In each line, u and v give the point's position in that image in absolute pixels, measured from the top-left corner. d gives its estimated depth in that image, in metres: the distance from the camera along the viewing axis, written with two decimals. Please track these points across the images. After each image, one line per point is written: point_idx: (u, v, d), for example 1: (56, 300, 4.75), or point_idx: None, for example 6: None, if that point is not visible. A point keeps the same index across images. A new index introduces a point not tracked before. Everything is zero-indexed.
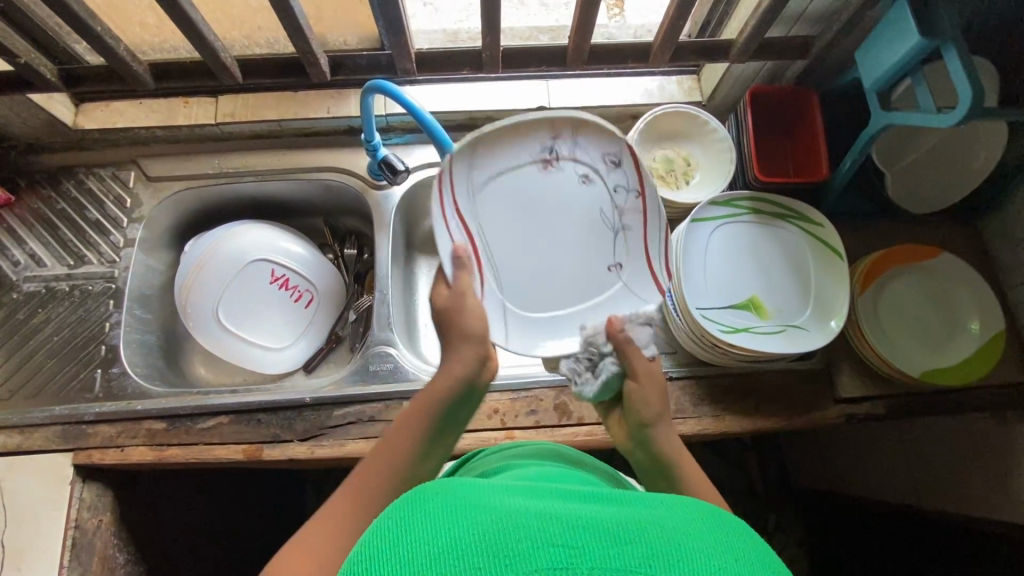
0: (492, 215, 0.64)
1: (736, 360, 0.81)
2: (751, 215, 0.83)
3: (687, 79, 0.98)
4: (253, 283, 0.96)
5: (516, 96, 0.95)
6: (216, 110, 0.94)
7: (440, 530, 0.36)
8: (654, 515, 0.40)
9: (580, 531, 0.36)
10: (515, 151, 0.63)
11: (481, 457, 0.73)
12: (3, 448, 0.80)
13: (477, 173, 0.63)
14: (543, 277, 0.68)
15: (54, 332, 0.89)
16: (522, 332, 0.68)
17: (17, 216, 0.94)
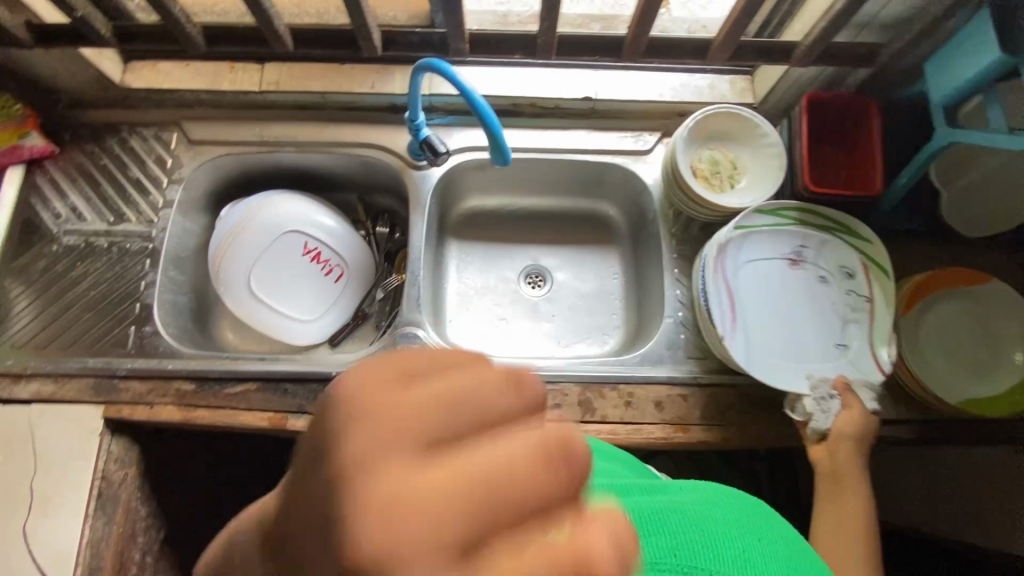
0: (747, 286, 0.81)
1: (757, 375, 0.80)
2: (795, 226, 0.82)
3: (741, 80, 0.95)
4: (281, 261, 0.97)
5: (563, 84, 0.94)
6: (262, 78, 0.94)
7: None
8: (682, 505, 0.48)
9: (617, 530, 0.44)
10: (774, 252, 0.83)
11: None
12: (38, 395, 0.83)
13: (746, 255, 0.82)
14: (779, 336, 0.80)
15: (91, 287, 0.90)
16: (760, 366, 0.77)
17: (61, 169, 0.95)
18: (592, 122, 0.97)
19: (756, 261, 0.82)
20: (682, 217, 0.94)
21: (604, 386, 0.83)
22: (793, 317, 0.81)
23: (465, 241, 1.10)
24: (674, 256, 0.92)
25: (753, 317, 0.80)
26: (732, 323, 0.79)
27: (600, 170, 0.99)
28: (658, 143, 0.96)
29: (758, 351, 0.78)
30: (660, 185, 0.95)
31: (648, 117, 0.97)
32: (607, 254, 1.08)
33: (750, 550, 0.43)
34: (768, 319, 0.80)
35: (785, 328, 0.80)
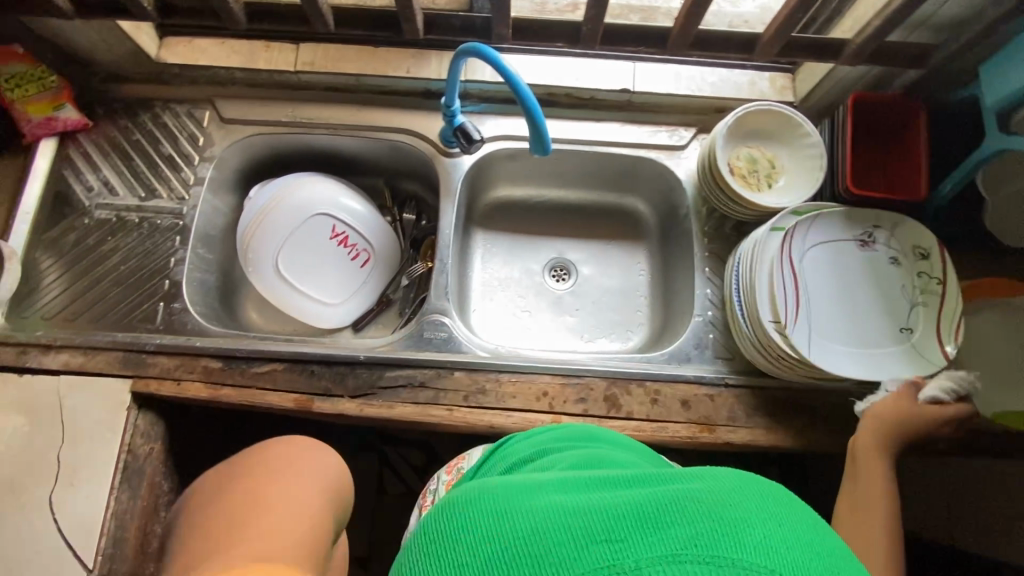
0: (814, 274, 0.81)
1: (800, 377, 0.79)
2: (836, 217, 0.81)
3: (781, 77, 0.93)
4: (320, 236, 0.97)
5: (599, 75, 0.93)
6: (297, 58, 0.93)
7: (493, 544, 0.38)
8: (695, 491, 0.37)
9: (624, 523, 0.35)
10: (844, 235, 0.81)
11: (522, 439, 0.72)
12: (67, 366, 0.83)
13: (813, 239, 0.80)
14: (844, 321, 0.80)
15: (121, 261, 0.90)
16: (824, 355, 0.78)
17: (94, 143, 0.95)
18: (627, 115, 0.96)
19: (826, 245, 0.81)
20: (715, 215, 0.93)
21: (631, 383, 0.82)
22: (857, 301, 0.81)
23: (491, 231, 1.09)
24: (705, 254, 0.91)
25: (820, 303, 0.80)
26: (796, 312, 0.78)
27: (632, 164, 0.98)
28: (693, 139, 0.95)
29: (822, 339, 0.79)
30: (694, 181, 0.94)
31: (685, 112, 0.95)
32: (634, 250, 1.07)
33: (774, 536, 0.34)
34: (835, 304, 0.80)
35: (851, 312, 0.80)
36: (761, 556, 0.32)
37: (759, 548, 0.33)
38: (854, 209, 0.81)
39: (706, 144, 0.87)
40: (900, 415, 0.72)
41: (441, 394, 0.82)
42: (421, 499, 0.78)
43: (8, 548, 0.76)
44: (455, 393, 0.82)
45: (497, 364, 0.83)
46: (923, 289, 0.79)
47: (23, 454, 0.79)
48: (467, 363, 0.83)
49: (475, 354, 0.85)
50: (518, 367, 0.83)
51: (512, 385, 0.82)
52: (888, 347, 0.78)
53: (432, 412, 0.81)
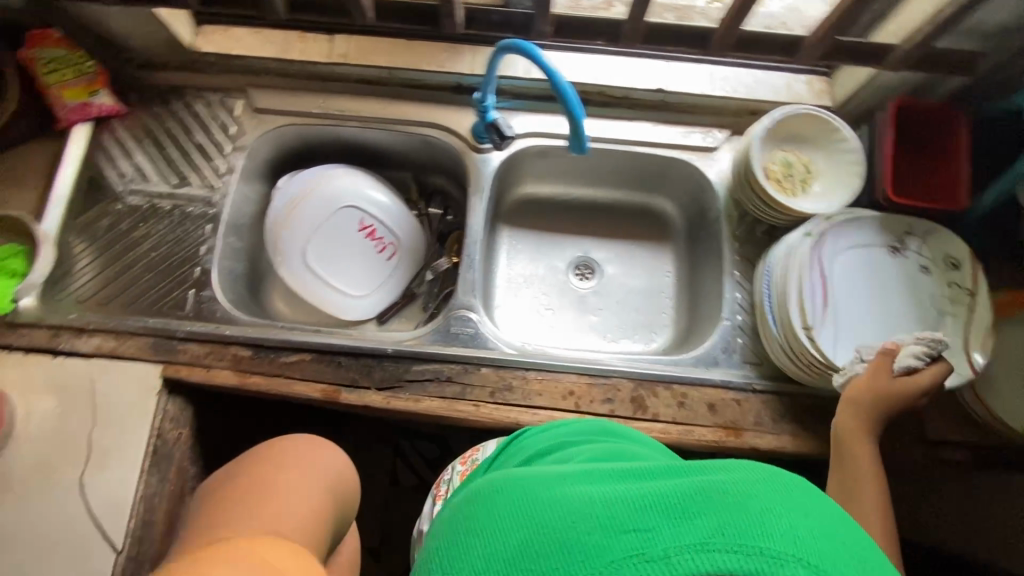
0: (842, 276, 0.80)
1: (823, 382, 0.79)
2: (865, 219, 0.80)
3: (818, 81, 0.92)
4: (347, 227, 0.97)
5: (633, 74, 0.92)
6: (331, 49, 0.93)
7: (522, 534, 0.38)
8: (718, 481, 0.37)
9: (650, 513, 0.35)
10: (875, 240, 0.80)
11: (537, 432, 0.71)
12: (99, 350, 0.84)
13: (844, 242, 0.80)
14: (869, 326, 0.79)
15: (153, 248, 0.91)
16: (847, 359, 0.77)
17: (127, 129, 0.96)
18: (660, 115, 0.95)
19: (856, 248, 0.81)
20: (747, 219, 0.92)
21: (657, 385, 0.82)
22: (884, 307, 0.79)
23: (516, 228, 1.09)
24: (735, 257, 0.91)
25: (846, 306, 0.79)
26: (822, 315, 0.78)
27: (663, 164, 0.97)
28: (726, 141, 0.94)
29: (846, 341, 0.78)
30: (726, 184, 0.93)
31: (718, 113, 0.95)
32: (660, 251, 1.07)
33: (801, 527, 0.33)
34: (860, 308, 0.79)
35: (877, 317, 0.79)
36: (788, 544, 0.32)
37: (786, 538, 0.32)
38: (887, 215, 0.80)
39: (743, 146, 0.87)
40: (880, 390, 0.70)
41: (468, 390, 0.82)
42: (436, 489, 0.78)
43: (39, 528, 0.77)
44: (481, 389, 0.82)
45: (524, 362, 0.83)
46: (953, 298, 0.78)
47: (56, 435, 0.81)
48: (494, 360, 0.83)
49: (502, 351, 0.85)
50: (545, 365, 0.83)
51: (539, 384, 0.82)
52: None
53: (458, 407, 0.81)
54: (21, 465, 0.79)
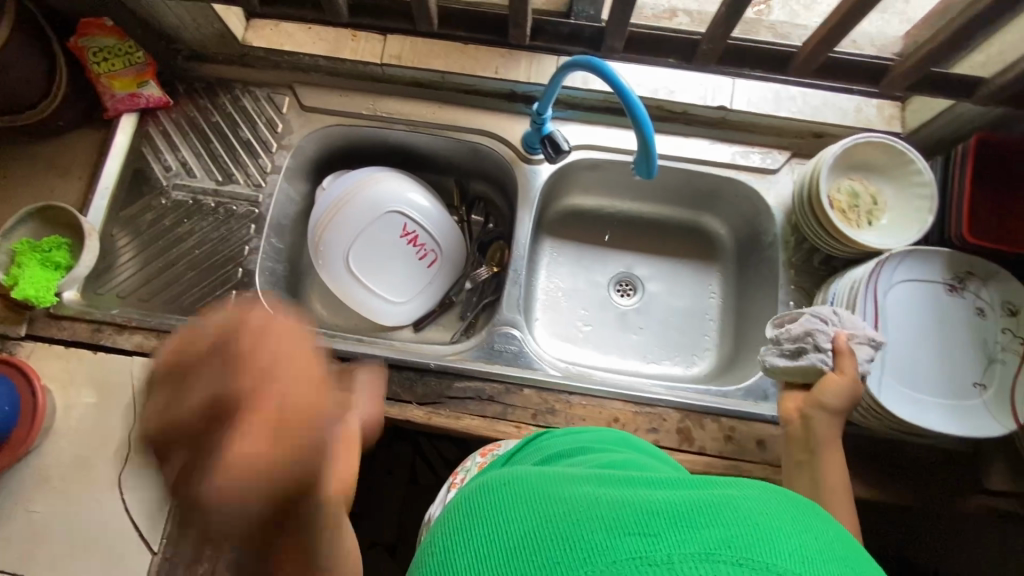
0: (896, 312, 0.76)
1: (869, 420, 0.76)
2: (930, 255, 0.76)
3: (889, 105, 0.88)
4: (388, 233, 0.96)
5: (695, 90, 0.89)
6: (383, 50, 0.90)
7: (522, 527, 0.35)
8: (728, 495, 0.34)
9: (653, 517, 0.31)
10: (933, 276, 0.76)
11: (553, 435, 0.67)
12: (139, 348, 0.83)
13: (901, 275, 0.76)
14: (916, 367, 0.75)
15: (196, 246, 0.90)
16: (892, 399, 0.73)
17: (173, 121, 0.94)
18: (719, 133, 0.92)
19: (912, 283, 0.76)
20: (804, 246, 0.89)
21: (705, 417, 0.80)
22: (938, 348, 0.75)
23: (558, 239, 1.06)
24: (790, 286, 0.88)
25: (896, 344, 0.75)
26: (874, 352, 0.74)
27: (718, 184, 0.94)
28: (786, 164, 0.91)
29: (893, 379, 0.74)
30: (784, 209, 0.90)
31: (781, 134, 0.91)
32: (706, 271, 1.03)
33: (811, 548, 0.30)
34: (912, 347, 0.75)
35: (927, 359, 0.75)
36: (797, 565, 0.29)
37: (798, 561, 0.29)
38: (955, 254, 0.76)
39: (808, 171, 0.83)
40: (846, 389, 0.68)
41: (509, 410, 0.80)
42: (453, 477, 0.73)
43: (77, 523, 0.77)
44: (524, 410, 0.80)
45: (568, 385, 0.81)
46: (1004, 347, 0.74)
47: (95, 431, 0.80)
48: (537, 382, 0.81)
49: (546, 372, 0.83)
50: (591, 390, 0.81)
51: (583, 408, 0.80)
52: (960, 401, 0.73)
53: (500, 428, 0.79)
54: (62, 459, 0.79)
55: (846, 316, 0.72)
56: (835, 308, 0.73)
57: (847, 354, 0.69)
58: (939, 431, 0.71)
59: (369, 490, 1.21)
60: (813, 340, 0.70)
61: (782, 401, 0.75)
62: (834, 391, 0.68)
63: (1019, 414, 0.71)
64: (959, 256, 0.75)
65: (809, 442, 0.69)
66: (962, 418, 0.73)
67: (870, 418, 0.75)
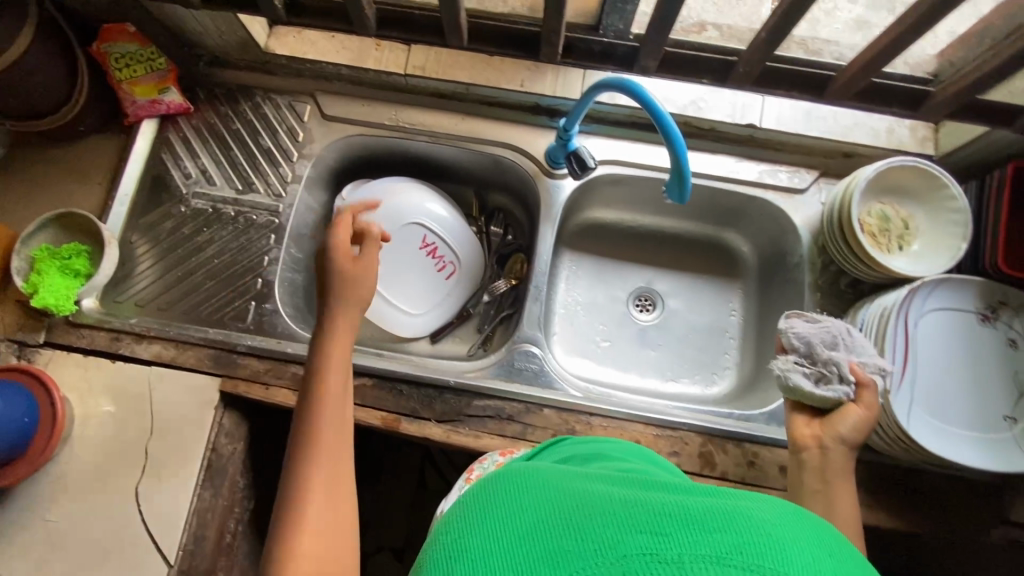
0: (928, 341, 0.74)
1: (897, 451, 0.74)
2: (961, 283, 0.74)
3: (922, 127, 0.87)
4: (408, 244, 0.95)
5: (724, 107, 0.87)
6: (408, 60, 0.89)
7: (533, 514, 0.35)
8: (741, 506, 0.34)
9: (666, 516, 0.32)
10: (965, 305, 0.75)
11: (570, 442, 0.66)
12: (158, 358, 0.83)
13: (933, 303, 0.74)
14: (947, 397, 0.73)
15: (215, 255, 0.89)
16: (922, 431, 0.72)
17: (193, 127, 0.93)
18: (747, 150, 0.90)
19: (944, 311, 0.75)
20: (831, 268, 0.87)
21: (727, 441, 0.79)
22: (967, 378, 0.74)
23: (578, 252, 1.05)
24: (815, 309, 0.87)
25: (927, 374, 0.74)
26: (903, 382, 0.73)
27: (744, 202, 0.92)
28: (814, 183, 0.89)
29: (922, 410, 0.73)
30: (810, 229, 0.88)
31: (810, 154, 0.89)
32: (727, 288, 1.02)
33: (820, 562, 0.31)
34: (943, 377, 0.74)
35: (958, 390, 0.74)
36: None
37: (798, 562, 0.30)
38: (987, 283, 0.75)
39: (838, 193, 0.82)
40: (862, 421, 0.67)
41: (529, 430, 0.79)
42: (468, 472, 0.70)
43: (93, 533, 0.77)
44: (544, 430, 0.79)
45: (589, 406, 0.80)
46: None
47: (112, 441, 0.80)
48: (558, 402, 0.80)
49: (566, 392, 0.82)
50: (612, 411, 0.80)
51: (603, 430, 0.79)
52: (990, 434, 0.72)
53: (519, 448, 0.78)
54: (79, 468, 0.79)
55: (859, 342, 0.71)
56: (846, 328, 0.72)
57: (868, 386, 0.68)
58: (969, 465, 0.70)
59: (379, 497, 1.20)
60: (837, 369, 0.68)
61: (791, 424, 0.71)
62: (854, 423, 0.67)
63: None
64: (993, 286, 0.74)
65: (825, 472, 0.66)
66: (992, 451, 0.71)
67: (898, 449, 0.73)
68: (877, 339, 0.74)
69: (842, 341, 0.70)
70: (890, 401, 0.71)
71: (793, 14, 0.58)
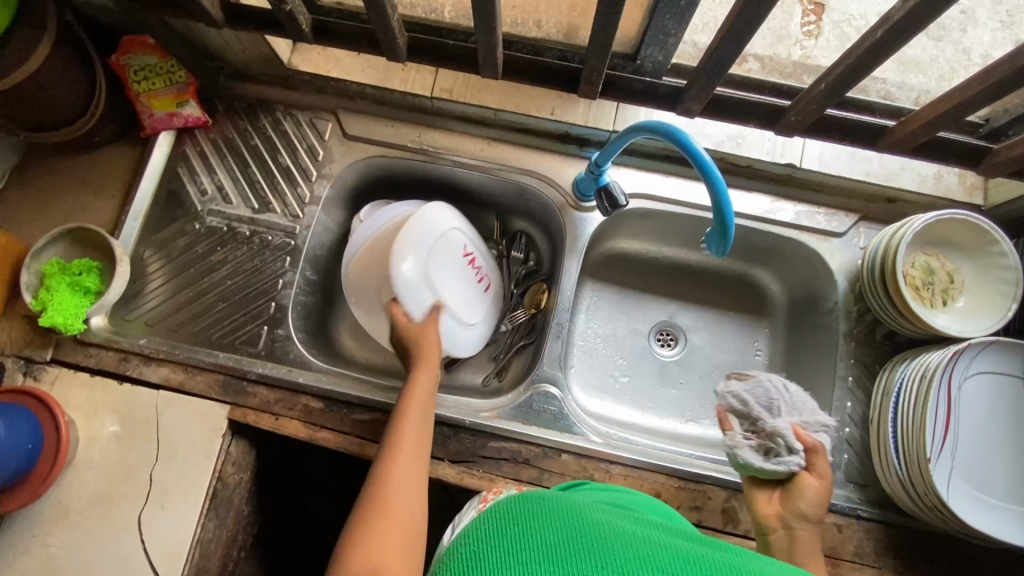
0: (971, 405, 0.70)
1: (932, 521, 0.70)
2: (1011, 347, 0.70)
3: (971, 174, 0.83)
4: (453, 257, 0.86)
5: (763, 144, 0.84)
6: (435, 82, 0.86)
7: (553, 529, 0.39)
8: (754, 564, 0.39)
9: (688, 564, 0.37)
10: (1012, 369, 0.71)
11: (591, 490, 0.64)
12: (167, 381, 0.81)
13: (978, 366, 0.70)
14: (987, 465, 0.70)
15: (228, 276, 0.87)
16: (961, 501, 0.68)
17: (210, 142, 0.91)
18: (784, 190, 0.86)
19: (990, 375, 0.71)
20: (867, 318, 0.84)
21: None
22: (1008, 446, 0.71)
23: (599, 282, 1.01)
24: (849, 359, 0.83)
25: (967, 441, 0.70)
26: (943, 448, 0.69)
27: (776, 243, 0.88)
28: (853, 228, 0.85)
29: (962, 478, 0.69)
30: (846, 275, 0.85)
31: (850, 196, 0.85)
32: (754, 327, 0.98)
33: None
34: (982, 445, 0.70)
35: (999, 458, 0.70)
36: None
37: None
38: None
39: (882, 242, 0.78)
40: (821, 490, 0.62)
41: (546, 475, 0.76)
42: (483, 497, 0.67)
43: (95, 561, 0.75)
44: (561, 477, 0.76)
45: (609, 454, 0.77)
46: None
47: (117, 466, 0.78)
48: (577, 447, 0.77)
49: (586, 437, 0.78)
50: (632, 460, 0.76)
51: (623, 479, 0.76)
52: None
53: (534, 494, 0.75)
54: (83, 494, 0.77)
55: (796, 397, 0.66)
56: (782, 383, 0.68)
57: (817, 450, 0.64)
58: (1010, 541, 0.66)
59: None
60: (782, 439, 0.63)
61: (751, 501, 0.66)
62: (813, 496, 0.62)
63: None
64: None
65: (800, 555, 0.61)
66: None
67: (933, 518, 0.69)
68: (919, 402, 0.70)
69: (780, 402, 0.66)
70: (930, 469, 0.67)
71: (863, 66, 0.54)
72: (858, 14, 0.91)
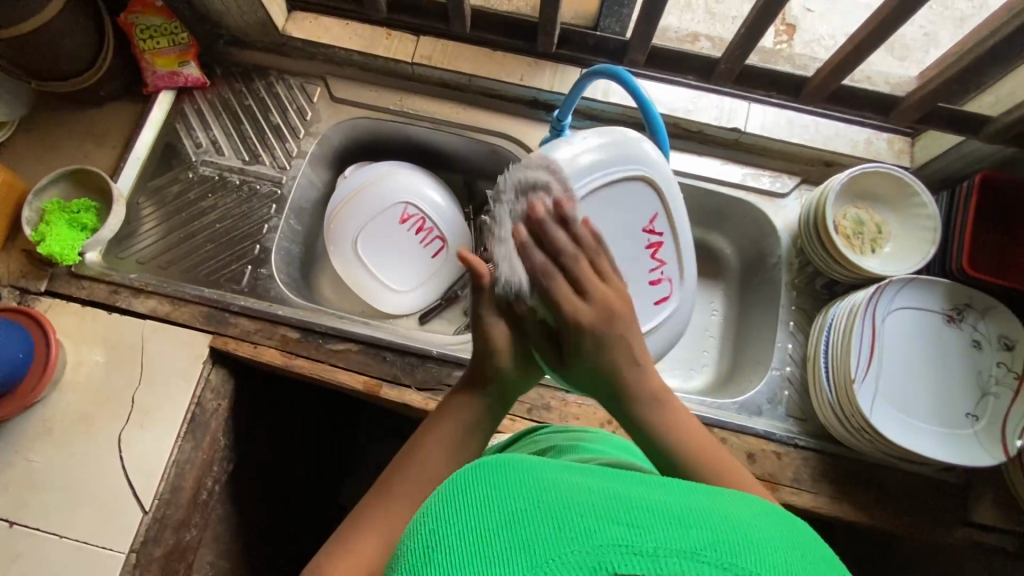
0: (892, 337, 0.77)
1: (864, 446, 0.76)
2: (929, 284, 0.77)
3: (900, 141, 0.91)
4: (635, 218, 0.70)
5: (711, 111, 0.91)
6: (415, 50, 0.95)
7: (490, 497, 0.31)
8: (725, 506, 0.32)
9: (654, 516, 0.29)
10: (932, 305, 0.78)
11: (549, 435, 0.70)
12: (153, 312, 0.86)
13: (899, 301, 0.77)
14: (907, 392, 0.76)
15: (217, 220, 0.93)
16: (884, 423, 0.74)
17: (207, 101, 0.99)
18: (731, 153, 0.94)
19: (910, 310, 0.78)
20: (808, 270, 0.90)
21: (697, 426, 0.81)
22: (927, 375, 0.77)
23: None
24: (790, 307, 0.89)
25: (889, 370, 0.76)
26: (867, 376, 0.75)
27: (726, 203, 0.96)
28: (795, 189, 0.93)
29: (884, 402, 0.75)
30: (788, 231, 0.92)
31: (792, 160, 0.93)
32: (710, 288, 1.04)
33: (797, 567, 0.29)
34: (902, 375, 0.76)
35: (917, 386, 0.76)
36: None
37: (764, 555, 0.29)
38: (953, 285, 0.78)
39: (815, 197, 0.85)
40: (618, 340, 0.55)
41: None
42: None
43: (75, 476, 0.78)
44: (520, 404, 0.81)
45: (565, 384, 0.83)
46: (992, 381, 0.76)
47: (101, 388, 0.82)
48: None
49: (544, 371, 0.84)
50: None
51: (577, 407, 0.81)
52: (952, 430, 0.74)
53: None
54: (67, 412, 0.81)
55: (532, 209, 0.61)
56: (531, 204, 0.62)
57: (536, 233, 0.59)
58: (929, 457, 0.71)
59: (356, 480, 1.21)
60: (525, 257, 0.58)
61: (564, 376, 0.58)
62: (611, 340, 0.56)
63: (1009, 447, 0.72)
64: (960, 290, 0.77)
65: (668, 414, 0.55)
66: (951, 448, 0.73)
67: (862, 441, 0.75)
68: (847, 336, 0.76)
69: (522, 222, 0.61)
70: (854, 390, 0.73)
71: None
72: (828, 36, 0.98)
